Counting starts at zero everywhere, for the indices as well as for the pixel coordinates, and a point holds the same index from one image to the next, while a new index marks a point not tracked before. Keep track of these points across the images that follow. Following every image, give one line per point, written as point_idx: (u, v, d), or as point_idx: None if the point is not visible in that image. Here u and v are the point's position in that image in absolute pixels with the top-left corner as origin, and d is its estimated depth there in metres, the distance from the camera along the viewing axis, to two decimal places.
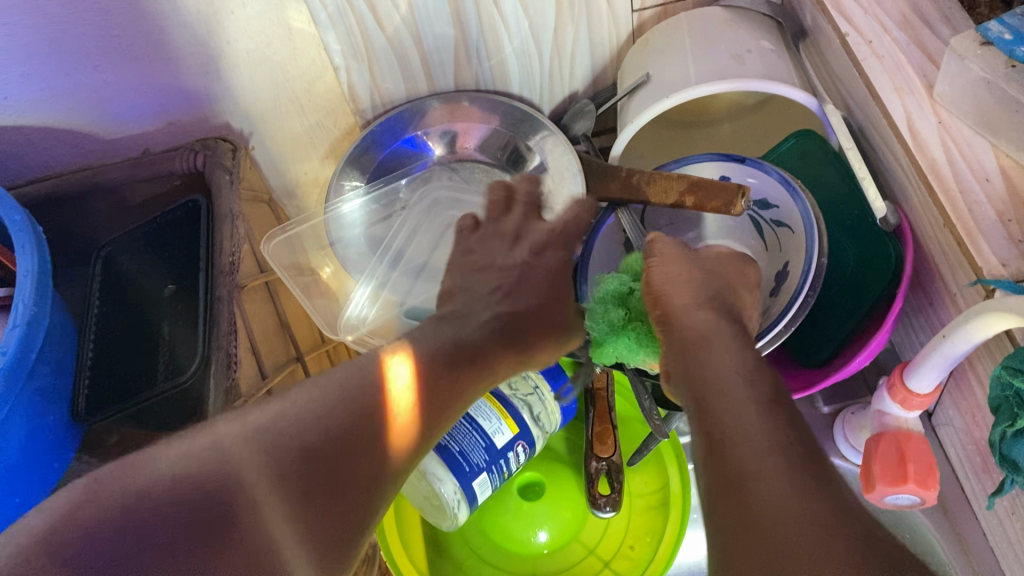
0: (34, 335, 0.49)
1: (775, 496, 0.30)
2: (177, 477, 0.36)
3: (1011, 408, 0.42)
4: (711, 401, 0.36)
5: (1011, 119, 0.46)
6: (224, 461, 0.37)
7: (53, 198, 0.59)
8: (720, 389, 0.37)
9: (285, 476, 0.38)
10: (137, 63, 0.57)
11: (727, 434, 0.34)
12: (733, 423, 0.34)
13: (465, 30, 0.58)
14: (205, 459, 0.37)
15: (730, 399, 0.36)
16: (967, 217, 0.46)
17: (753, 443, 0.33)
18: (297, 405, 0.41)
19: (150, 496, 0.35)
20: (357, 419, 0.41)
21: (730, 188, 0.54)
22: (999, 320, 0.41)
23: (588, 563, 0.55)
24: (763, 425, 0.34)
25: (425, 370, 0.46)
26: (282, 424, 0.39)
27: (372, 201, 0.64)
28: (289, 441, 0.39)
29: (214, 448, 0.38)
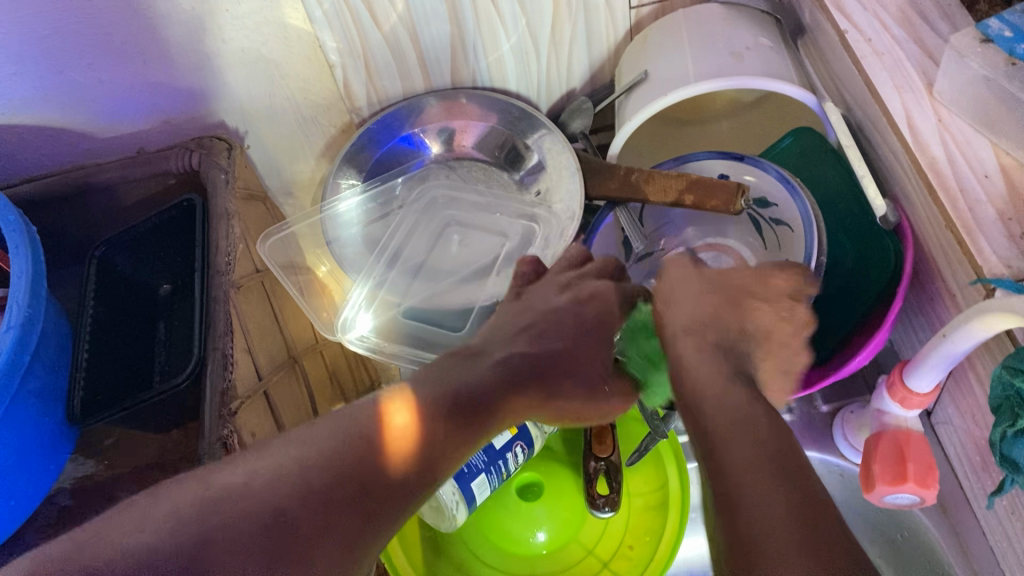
0: (28, 338, 0.49)
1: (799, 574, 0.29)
2: (159, 529, 0.34)
3: (1011, 409, 0.42)
4: (723, 459, 0.34)
5: (1013, 118, 0.46)
6: (213, 510, 0.35)
7: (46, 197, 0.58)
8: (733, 445, 0.35)
9: (276, 525, 0.35)
10: (129, 61, 0.56)
11: (740, 500, 0.32)
12: (748, 488, 0.32)
13: (462, 28, 0.58)
14: (213, 505, 0.35)
15: (743, 458, 0.34)
16: (966, 216, 0.46)
17: (770, 514, 0.31)
18: (283, 461, 0.37)
19: (140, 529, 0.34)
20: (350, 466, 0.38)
21: (730, 185, 0.55)
22: (1000, 319, 0.40)
23: (587, 564, 0.55)
24: (778, 494, 0.32)
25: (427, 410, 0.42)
26: (264, 478, 0.36)
27: (369, 200, 0.63)
28: (275, 494, 0.36)
29: (212, 503, 0.35)
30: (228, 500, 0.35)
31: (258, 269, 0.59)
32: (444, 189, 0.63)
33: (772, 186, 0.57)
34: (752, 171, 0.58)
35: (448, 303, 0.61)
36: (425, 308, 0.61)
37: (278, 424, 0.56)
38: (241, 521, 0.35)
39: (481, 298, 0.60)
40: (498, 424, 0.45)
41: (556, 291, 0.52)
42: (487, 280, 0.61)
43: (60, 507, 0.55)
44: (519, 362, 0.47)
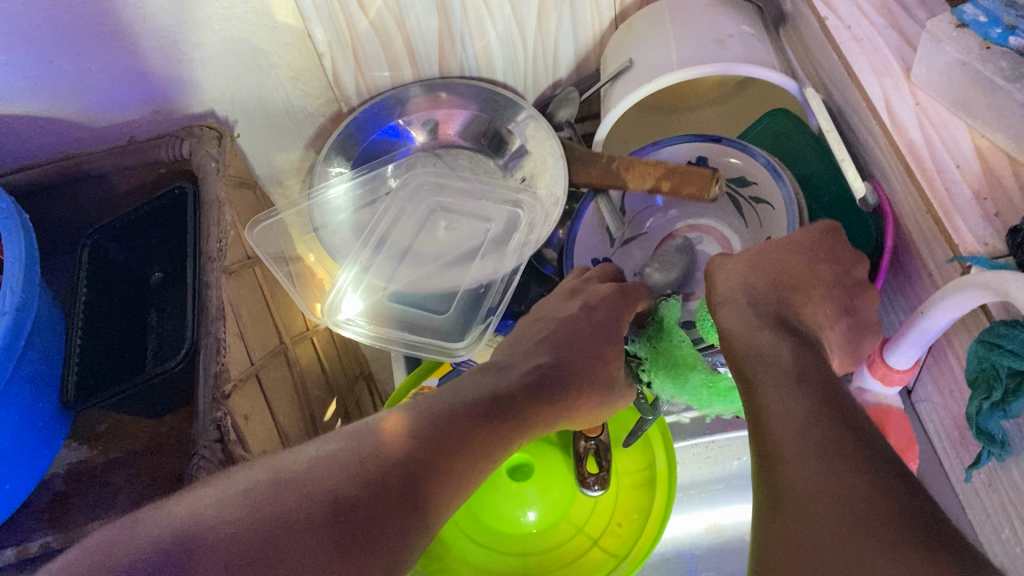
0: (22, 323, 0.50)
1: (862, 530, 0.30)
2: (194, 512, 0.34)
3: (987, 381, 0.43)
4: (776, 450, 0.36)
5: (987, 101, 0.47)
6: (263, 496, 0.35)
7: (38, 186, 0.59)
8: (781, 441, 0.36)
9: (339, 509, 0.35)
10: (121, 51, 0.57)
11: (792, 481, 0.34)
12: (799, 470, 0.34)
13: (448, 17, 0.58)
14: (271, 490, 0.35)
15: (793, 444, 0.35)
16: (943, 195, 0.47)
17: (823, 484, 0.33)
18: (321, 454, 0.38)
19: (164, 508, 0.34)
20: (395, 464, 0.38)
21: (703, 174, 0.56)
22: (973, 295, 0.41)
23: (577, 543, 0.55)
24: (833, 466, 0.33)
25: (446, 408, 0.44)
26: (322, 466, 0.37)
27: (357, 185, 0.62)
28: (327, 489, 0.35)
29: (273, 488, 0.35)
30: (286, 488, 0.35)
31: (246, 255, 0.59)
32: (430, 176, 0.62)
33: (750, 166, 0.58)
34: (734, 152, 0.58)
35: (433, 287, 0.61)
36: (409, 293, 0.61)
37: (272, 410, 0.57)
38: (304, 505, 0.34)
39: (466, 281, 0.61)
40: (525, 431, 0.46)
41: (568, 300, 0.55)
42: (472, 264, 0.62)
43: (56, 492, 0.56)
44: (544, 367, 0.50)
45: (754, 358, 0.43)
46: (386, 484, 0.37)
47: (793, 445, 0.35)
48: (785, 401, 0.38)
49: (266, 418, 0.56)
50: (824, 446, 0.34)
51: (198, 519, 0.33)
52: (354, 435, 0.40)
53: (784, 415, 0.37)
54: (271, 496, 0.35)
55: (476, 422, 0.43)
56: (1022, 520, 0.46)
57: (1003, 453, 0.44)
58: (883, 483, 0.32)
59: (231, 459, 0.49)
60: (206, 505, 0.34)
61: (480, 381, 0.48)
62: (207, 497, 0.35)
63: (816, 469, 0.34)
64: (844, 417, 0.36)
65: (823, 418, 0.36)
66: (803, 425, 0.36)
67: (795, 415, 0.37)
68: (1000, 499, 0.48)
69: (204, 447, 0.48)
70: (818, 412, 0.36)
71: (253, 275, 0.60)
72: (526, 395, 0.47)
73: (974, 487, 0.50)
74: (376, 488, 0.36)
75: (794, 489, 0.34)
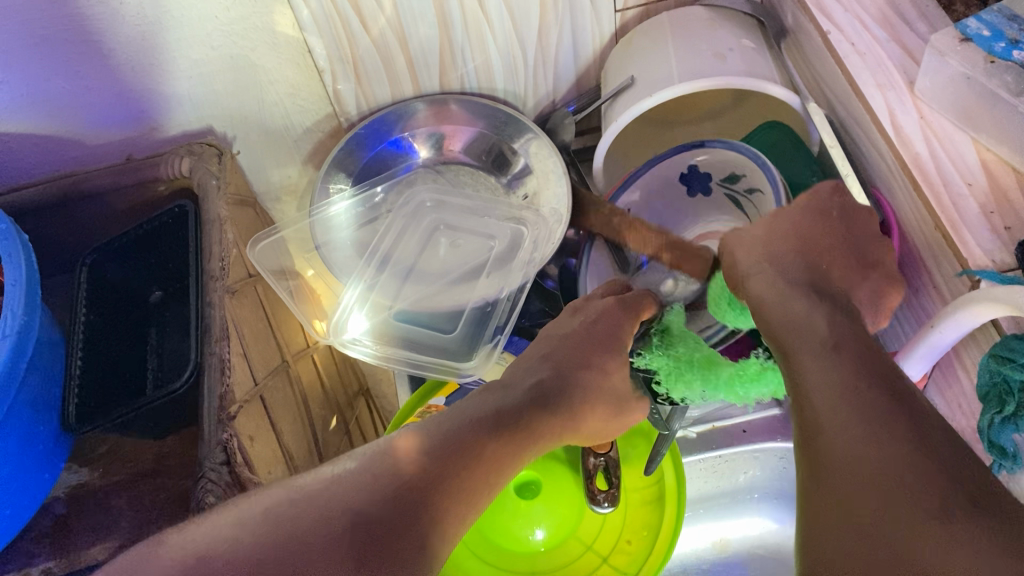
0: (24, 345, 0.49)
1: (910, 506, 0.30)
2: (206, 554, 0.34)
3: (999, 396, 0.43)
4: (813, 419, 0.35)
5: (991, 114, 0.48)
6: (272, 531, 0.34)
7: (36, 206, 0.58)
8: (817, 409, 0.35)
9: (361, 523, 0.35)
10: (118, 68, 0.56)
11: (834, 454, 0.33)
12: (841, 440, 0.33)
13: (450, 32, 0.58)
14: (294, 508, 0.36)
15: (830, 410, 0.34)
16: (950, 210, 0.47)
17: (866, 457, 0.32)
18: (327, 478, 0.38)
19: (178, 549, 0.34)
20: (410, 492, 0.38)
21: (704, 258, 0.56)
22: (986, 310, 0.41)
23: (587, 561, 0.55)
24: (875, 436, 0.32)
25: (461, 427, 0.43)
26: (342, 486, 0.37)
27: (359, 204, 0.62)
28: (346, 519, 0.35)
29: (295, 508, 0.36)
30: (307, 508, 0.36)
31: (249, 274, 0.58)
32: (432, 193, 0.62)
33: (734, 160, 0.59)
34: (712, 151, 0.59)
35: (438, 306, 0.60)
36: (415, 313, 0.60)
37: (276, 430, 0.56)
38: (323, 524, 0.35)
39: (472, 299, 0.59)
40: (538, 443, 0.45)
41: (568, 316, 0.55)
42: (478, 282, 0.60)
43: (56, 516, 0.55)
44: (547, 380, 0.50)
45: (782, 324, 0.41)
46: (406, 499, 0.37)
47: (836, 404, 0.34)
48: (822, 361, 0.37)
49: (271, 439, 0.55)
50: (869, 407, 0.33)
51: (221, 547, 0.34)
52: (369, 456, 0.40)
53: (822, 375, 0.36)
54: (296, 519, 0.35)
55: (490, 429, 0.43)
56: None
57: (1014, 467, 0.45)
58: (932, 448, 0.31)
59: (237, 482, 0.48)
60: (227, 532, 0.34)
61: (491, 394, 0.48)
62: (226, 523, 0.35)
63: (863, 441, 0.32)
64: (885, 373, 0.35)
65: (864, 377, 0.35)
66: (847, 382, 0.35)
67: (835, 373, 0.36)
68: None
69: (211, 469, 0.48)
70: (860, 370, 0.35)
71: (254, 292, 0.59)
72: (532, 408, 0.47)
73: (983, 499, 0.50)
74: (399, 506, 0.37)
75: (839, 456, 0.33)
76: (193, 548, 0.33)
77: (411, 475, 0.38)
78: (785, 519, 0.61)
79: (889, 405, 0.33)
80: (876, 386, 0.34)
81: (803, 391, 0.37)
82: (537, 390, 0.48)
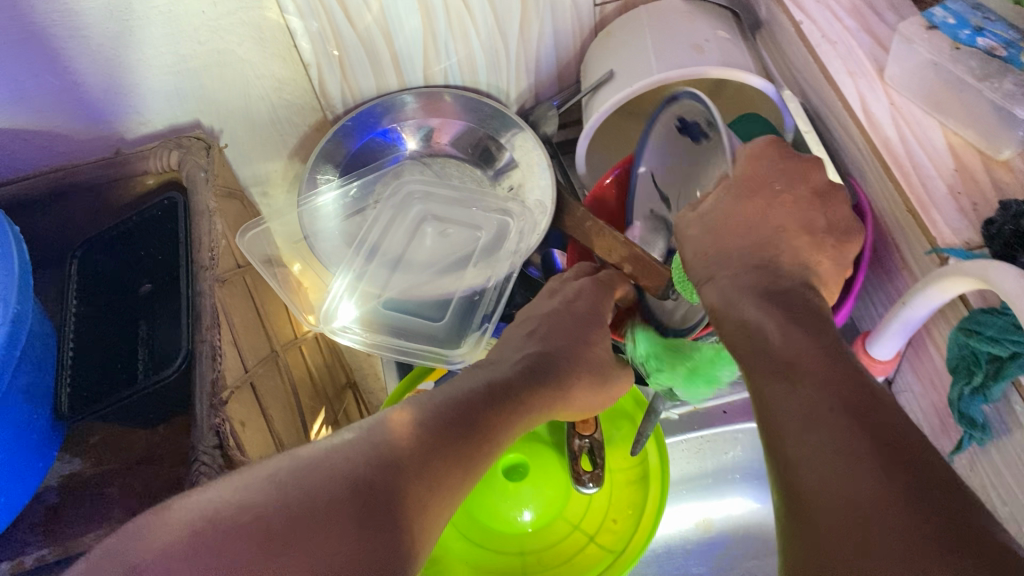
0: (17, 334, 0.50)
1: (869, 525, 0.29)
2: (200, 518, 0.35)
3: (967, 368, 0.45)
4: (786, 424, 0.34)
5: (958, 99, 0.49)
6: (265, 497, 0.35)
7: (27, 200, 0.59)
8: (790, 412, 0.34)
9: (360, 489, 0.36)
10: (106, 64, 0.57)
11: (802, 464, 0.32)
12: (809, 449, 0.32)
13: (434, 26, 0.59)
14: (295, 474, 0.37)
15: (803, 416, 0.34)
16: (919, 191, 0.49)
17: (830, 468, 0.31)
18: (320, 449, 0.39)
19: (171, 514, 0.35)
20: (404, 461, 0.39)
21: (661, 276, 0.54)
22: (954, 284, 0.43)
23: (573, 540, 0.56)
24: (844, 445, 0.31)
25: (455, 404, 0.44)
26: (338, 455, 0.38)
27: (347, 194, 0.63)
28: (340, 485, 0.36)
29: (299, 473, 0.37)
30: (311, 475, 0.37)
31: (238, 264, 0.59)
32: (421, 184, 0.62)
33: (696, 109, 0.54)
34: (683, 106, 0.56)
35: (426, 294, 0.60)
36: (404, 301, 0.60)
37: (266, 417, 0.57)
38: (326, 488, 0.36)
39: (459, 289, 0.60)
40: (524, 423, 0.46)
41: (547, 297, 0.57)
42: (465, 272, 0.60)
43: (48, 505, 0.55)
44: (533, 361, 0.51)
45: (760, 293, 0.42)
46: (400, 469, 0.38)
47: (800, 429, 0.33)
48: (793, 367, 0.36)
49: (261, 426, 0.56)
50: (834, 428, 0.32)
51: (228, 509, 0.35)
52: (366, 430, 0.41)
53: (791, 389, 0.35)
54: (299, 484, 0.36)
55: (479, 403, 0.45)
56: (1002, 501, 0.47)
57: (983, 437, 0.46)
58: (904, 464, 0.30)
59: (230, 465, 0.49)
60: (236, 494, 0.35)
61: (477, 372, 0.49)
62: (235, 487, 0.36)
63: (831, 451, 0.31)
64: (848, 386, 0.34)
65: (825, 397, 0.33)
66: (808, 403, 0.34)
67: (798, 395, 0.35)
68: (980, 482, 0.50)
69: (204, 453, 0.48)
70: (822, 380, 0.34)
71: (243, 282, 0.60)
72: (520, 381, 0.48)
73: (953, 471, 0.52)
74: (396, 472, 0.38)
75: (806, 464, 0.32)
76: (189, 512, 0.34)
77: (408, 444, 0.39)
78: (763, 497, 0.63)
79: (851, 423, 0.32)
80: (839, 405, 0.33)
81: (769, 416, 0.35)
82: (529, 366, 0.50)
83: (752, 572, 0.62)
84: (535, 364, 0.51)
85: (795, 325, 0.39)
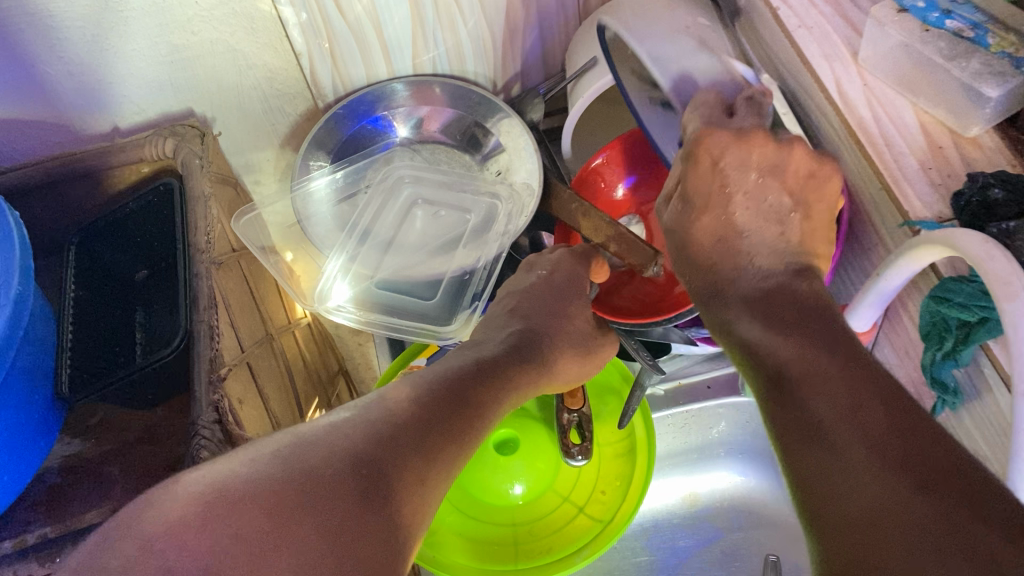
0: (19, 315, 0.51)
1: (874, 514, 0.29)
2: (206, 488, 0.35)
3: (939, 335, 0.47)
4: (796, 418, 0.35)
5: (928, 80, 0.51)
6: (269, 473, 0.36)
7: (25, 187, 0.60)
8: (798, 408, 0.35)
9: (359, 469, 0.37)
10: (101, 54, 0.58)
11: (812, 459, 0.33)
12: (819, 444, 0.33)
13: (422, 16, 0.61)
14: (296, 452, 0.37)
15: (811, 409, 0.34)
16: (892, 167, 0.51)
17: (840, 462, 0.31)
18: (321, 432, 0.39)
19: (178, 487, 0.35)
20: (397, 439, 0.40)
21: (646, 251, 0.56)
22: (927, 252, 0.44)
23: (564, 511, 0.57)
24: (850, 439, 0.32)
25: (449, 386, 0.45)
26: (337, 435, 0.39)
27: (339, 178, 0.64)
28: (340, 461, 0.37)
29: (299, 451, 0.37)
30: (311, 453, 0.37)
31: (235, 248, 0.60)
32: (410, 169, 0.64)
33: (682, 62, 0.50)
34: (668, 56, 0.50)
35: (417, 275, 0.62)
36: (395, 281, 0.62)
37: (263, 395, 0.59)
38: (327, 467, 0.36)
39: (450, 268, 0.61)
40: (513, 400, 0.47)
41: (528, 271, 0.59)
42: (456, 252, 0.62)
43: (50, 485, 0.56)
44: (522, 337, 0.53)
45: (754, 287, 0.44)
46: (393, 446, 0.39)
47: (805, 443, 0.34)
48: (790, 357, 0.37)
49: (258, 406, 0.57)
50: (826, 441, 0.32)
51: (232, 479, 0.35)
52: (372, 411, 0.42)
53: (798, 382, 0.36)
54: (304, 454, 0.37)
55: (471, 385, 0.46)
56: (974, 463, 0.49)
57: (956, 402, 0.48)
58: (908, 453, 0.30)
59: (230, 438, 0.50)
60: (238, 464, 0.36)
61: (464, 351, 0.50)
62: (243, 457, 0.37)
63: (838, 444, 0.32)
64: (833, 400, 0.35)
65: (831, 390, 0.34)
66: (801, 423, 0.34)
67: (797, 411, 0.35)
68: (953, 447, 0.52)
69: (205, 426, 0.50)
70: (818, 386, 0.35)
71: (240, 266, 0.61)
72: (508, 357, 0.50)
73: None
74: (393, 448, 0.39)
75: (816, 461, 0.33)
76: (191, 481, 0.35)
77: (406, 416, 0.41)
78: (748, 472, 0.65)
79: (847, 429, 0.32)
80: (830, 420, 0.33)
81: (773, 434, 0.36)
82: (515, 344, 0.51)
83: (737, 545, 0.63)
84: (524, 340, 0.53)
85: (781, 335, 0.40)
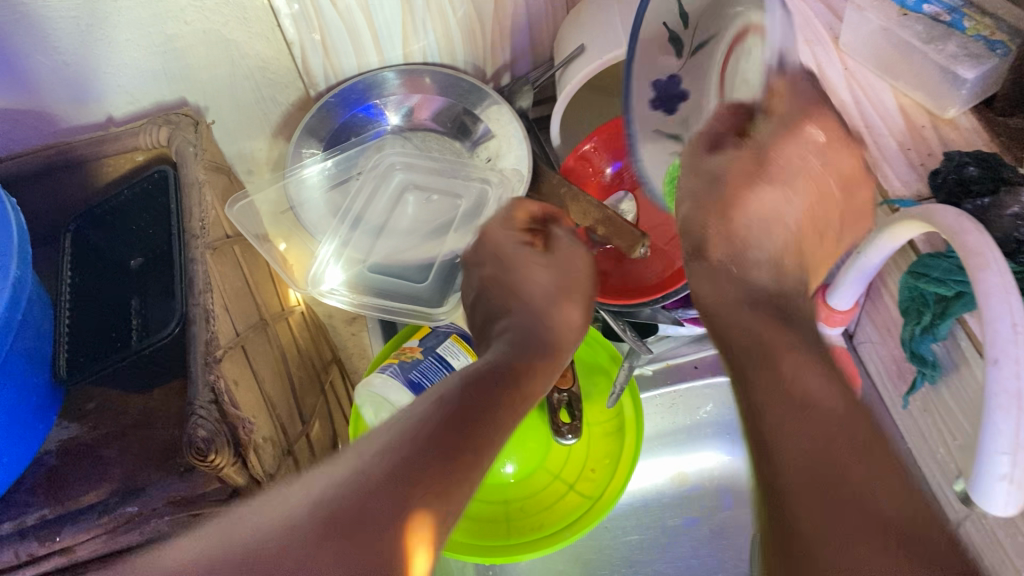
0: (17, 298, 0.52)
1: None
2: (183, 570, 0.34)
3: (917, 311, 0.49)
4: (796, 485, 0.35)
5: (906, 63, 0.53)
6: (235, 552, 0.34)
7: (22, 175, 0.61)
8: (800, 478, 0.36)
9: (338, 525, 0.35)
10: (95, 45, 0.59)
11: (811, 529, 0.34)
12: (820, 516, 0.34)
13: (412, 5, 0.62)
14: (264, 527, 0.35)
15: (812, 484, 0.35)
16: (872, 148, 0.52)
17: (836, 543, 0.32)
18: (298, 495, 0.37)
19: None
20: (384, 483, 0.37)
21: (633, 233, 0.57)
22: (907, 227, 0.45)
23: (554, 488, 0.58)
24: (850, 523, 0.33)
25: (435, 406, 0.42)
26: (314, 494, 0.37)
27: (331, 165, 0.64)
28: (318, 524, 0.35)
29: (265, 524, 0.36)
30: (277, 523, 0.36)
31: (228, 234, 0.61)
32: (401, 156, 0.64)
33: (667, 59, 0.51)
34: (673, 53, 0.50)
35: (410, 259, 0.62)
36: (388, 265, 0.62)
37: (257, 378, 0.60)
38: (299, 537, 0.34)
39: (441, 253, 0.63)
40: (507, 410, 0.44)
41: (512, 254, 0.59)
42: (446, 238, 0.63)
43: (48, 467, 0.57)
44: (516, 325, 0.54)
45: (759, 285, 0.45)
46: (377, 494, 0.37)
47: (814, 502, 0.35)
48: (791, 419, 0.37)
49: (254, 388, 0.58)
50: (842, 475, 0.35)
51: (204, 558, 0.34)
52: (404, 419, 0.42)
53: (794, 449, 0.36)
54: (339, 493, 0.36)
55: (500, 380, 0.46)
56: (953, 435, 0.51)
57: (934, 375, 0.50)
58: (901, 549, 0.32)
59: (225, 418, 0.51)
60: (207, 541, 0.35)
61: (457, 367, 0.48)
62: (278, 513, 0.36)
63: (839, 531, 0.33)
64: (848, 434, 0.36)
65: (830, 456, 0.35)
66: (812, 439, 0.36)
67: (812, 428, 0.37)
68: (933, 420, 0.53)
69: (201, 406, 0.51)
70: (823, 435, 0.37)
71: (234, 253, 0.62)
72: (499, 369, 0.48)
73: (910, 412, 0.55)
74: (376, 490, 0.37)
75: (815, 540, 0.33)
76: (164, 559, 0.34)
77: (430, 423, 0.41)
78: (734, 451, 0.66)
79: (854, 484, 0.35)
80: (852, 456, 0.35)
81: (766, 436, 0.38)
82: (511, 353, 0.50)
83: (726, 522, 0.65)
84: (522, 344, 0.51)
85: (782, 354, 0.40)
